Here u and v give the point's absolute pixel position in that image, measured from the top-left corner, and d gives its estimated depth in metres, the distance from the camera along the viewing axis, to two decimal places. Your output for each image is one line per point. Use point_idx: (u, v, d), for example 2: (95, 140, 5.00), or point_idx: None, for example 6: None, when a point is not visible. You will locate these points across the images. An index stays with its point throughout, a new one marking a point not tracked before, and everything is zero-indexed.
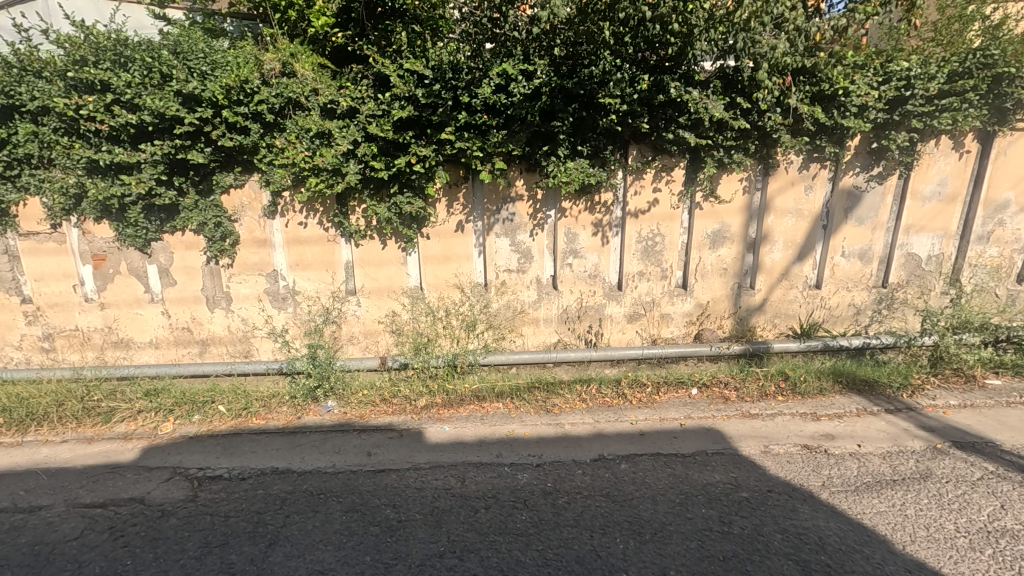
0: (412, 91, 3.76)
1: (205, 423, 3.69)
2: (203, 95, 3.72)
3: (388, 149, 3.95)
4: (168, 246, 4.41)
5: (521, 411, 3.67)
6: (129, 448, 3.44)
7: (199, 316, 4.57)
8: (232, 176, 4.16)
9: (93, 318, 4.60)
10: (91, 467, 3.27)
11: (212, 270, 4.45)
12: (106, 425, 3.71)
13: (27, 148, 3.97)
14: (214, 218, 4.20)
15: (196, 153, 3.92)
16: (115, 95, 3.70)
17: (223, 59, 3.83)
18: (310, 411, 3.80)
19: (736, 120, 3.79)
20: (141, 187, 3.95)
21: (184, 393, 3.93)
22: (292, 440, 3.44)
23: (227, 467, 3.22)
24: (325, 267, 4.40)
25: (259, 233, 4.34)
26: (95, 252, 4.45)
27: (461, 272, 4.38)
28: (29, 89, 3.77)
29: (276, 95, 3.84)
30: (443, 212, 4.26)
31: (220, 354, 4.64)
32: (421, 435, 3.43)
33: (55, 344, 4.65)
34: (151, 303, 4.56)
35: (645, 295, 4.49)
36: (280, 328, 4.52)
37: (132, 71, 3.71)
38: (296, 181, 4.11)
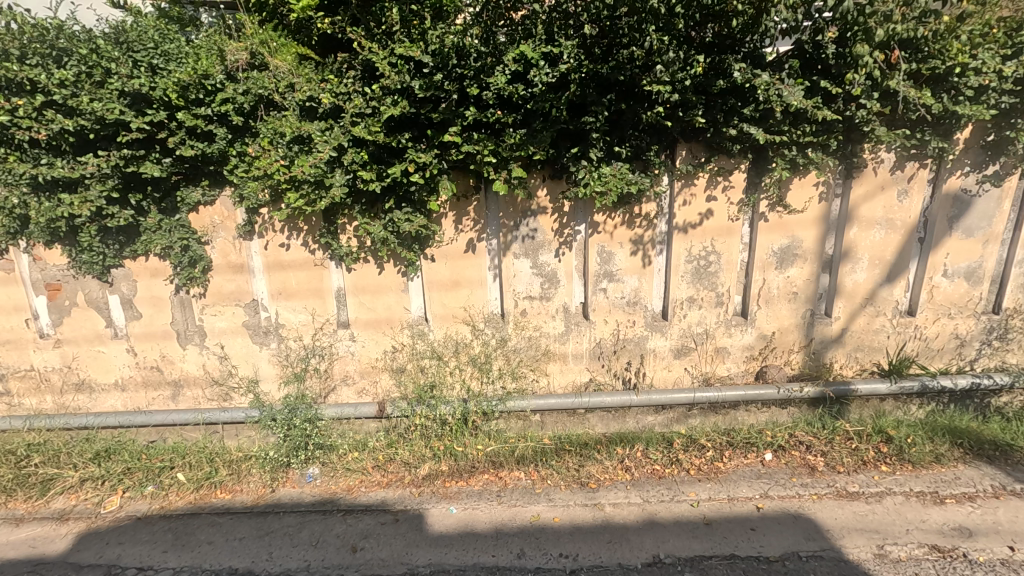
0: (407, 82, 3.02)
1: (159, 498, 3.05)
2: (152, 94, 3.07)
3: (380, 156, 3.21)
4: (130, 274, 3.67)
5: (548, 485, 2.94)
6: (62, 535, 2.83)
7: (170, 354, 3.80)
8: (200, 191, 3.45)
9: (49, 357, 3.85)
10: (9, 564, 2.66)
11: (182, 300, 3.70)
12: (42, 499, 3.11)
13: None
14: (180, 241, 3.49)
15: (150, 165, 3.25)
16: (47, 97, 3.05)
17: (177, 49, 3.16)
18: (288, 481, 3.12)
19: (818, 110, 2.98)
20: (87, 207, 3.25)
21: (140, 454, 3.28)
22: (261, 526, 2.79)
23: (175, 566, 2.58)
24: (312, 297, 3.66)
25: (233, 257, 3.61)
26: (48, 281, 3.71)
27: (472, 301, 3.63)
28: None
29: (244, 92, 3.16)
30: (449, 229, 3.51)
31: (196, 398, 3.86)
32: (422, 520, 2.75)
33: (10, 387, 3.92)
34: (114, 338, 3.80)
35: (697, 325, 3.68)
36: (261, 368, 3.78)
37: (68, 67, 3.05)
38: (275, 195, 3.39)
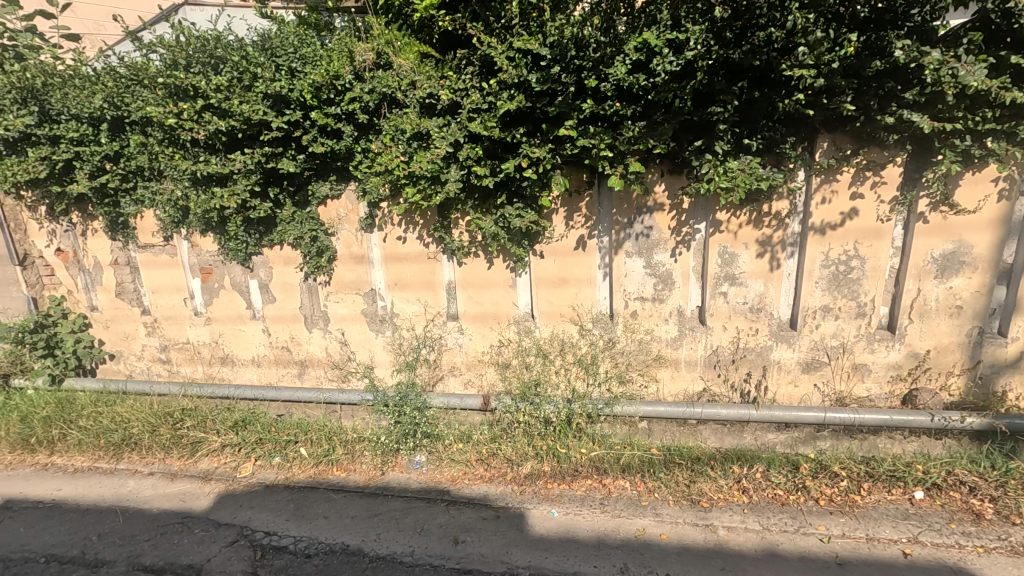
0: (523, 76, 2.98)
1: (284, 469, 3.34)
2: (291, 95, 3.31)
3: (494, 151, 3.21)
4: (268, 261, 4.01)
5: (655, 499, 2.81)
6: (205, 493, 3.20)
7: (298, 336, 4.11)
8: (328, 186, 3.69)
9: (201, 332, 4.33)
10: (164, 514, 3.04)
11: (310, 287, 3.98)
12: (191, 459, 3.53)
13: (138, 159, 3.80)
14: (310, 232, 3.74)
15: (287, 162, 3.52)
16: (205, 101, 3.41)
17: (313, 53, 3.39)
18: (396, 466, 3.26)
19: (1005, 92, 2.50)
20: (234, 200, 3.59)
21: (270, 427, 3.59)
22: (371, 506, 2.94)
23: (295, 535, 2.78)
24: (425, 289, 3.77)
25: (355, 249, 3.82)
26: (203, 265, 4.16)
27: (580, 299, 3.54)
28: (135, 99, 3.65)
29: (370, 91, 3.31)
30: (560, 225, 3.43)
31: (319, 378, 4.15)
32: (523, 520, 2.74)
33: (171, 356, 4.47)
34: (253, 319, 4.19)
35: (831, 338, 3.29)
36: (376, 354, 3.98)
37: (223, 73, 3.39)
38: (394, 190, 3.52)
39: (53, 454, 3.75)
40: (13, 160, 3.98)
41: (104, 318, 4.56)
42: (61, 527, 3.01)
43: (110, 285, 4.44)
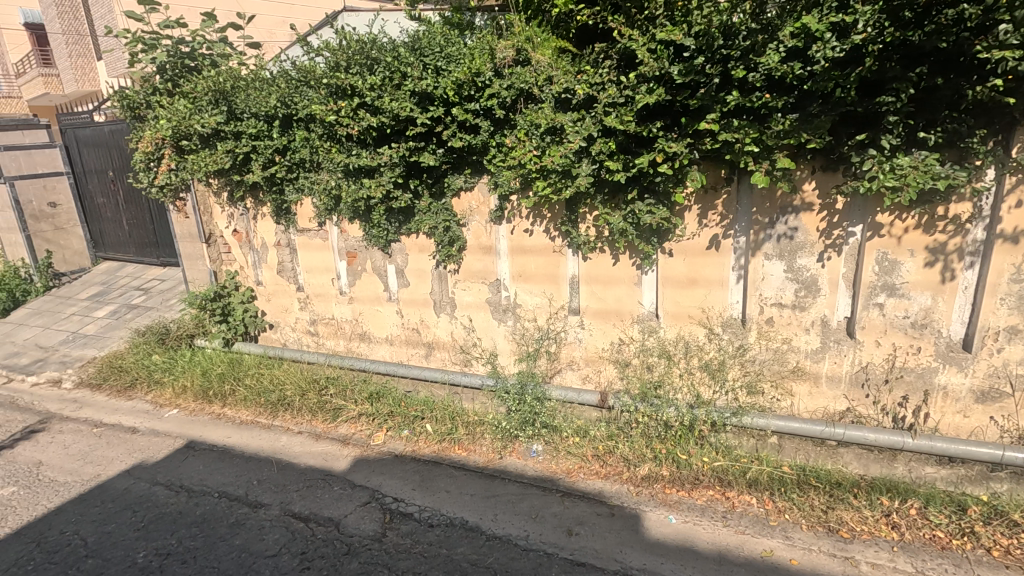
0: (664, 68, 2.87)
1: (411, 442, 3.59)
2: (435, 93, 3.52)
3: (628, 146, 3.15)
4: (404, 248, 4.30)
5: (786, 521, 2.63)
6: (344, 455, 3.54)
7: (427, 319, 4.37)
8: (463, 179, 3.87)
9: (344, 310, 4.78)
10: (310, 469, 3.42)
11: (440, 274, 4.21)
12: (333, 423, 3.92)
13: (301, 153, 4.26)
14: (444, 222, 3.97)
15: (428, 155, 3.74)
16: (361, 99, 3.73)
17: (457, 51, 3.56)
18: (513, 451, 3.37)
19: None
20: (380, 190, 3.90)
21: (400, 401, 3.88)
22: (489, 487, 3.07)
23: (420, 504, 2.99)
24: (548, 282, 3.82)
25: (484, 240, 3.97)
26: (349, 250, 4.58)
27: (710, 302, 3.37)
28: (303, 98, 4.10)
29: (508, 87, 3.41)
30: (692, 223, 3.29)
31: (444, 360, 4.39)
32: (639, 522, 2.71)
33: (318, 330, 4.99)
34: (388, 301, 4.53)
35: (1017, 365, 2.82)
36: (498, 342, 4.12)
37: (377, 73, 3.68)
38: (524, 184, 3.59)
39: (224, 406, 4.36)
40: (206, 153, 4.67)
41: (267, 293, 5.19)
42: (230, 470, 3.50)
43: (273, 263, 5.05)
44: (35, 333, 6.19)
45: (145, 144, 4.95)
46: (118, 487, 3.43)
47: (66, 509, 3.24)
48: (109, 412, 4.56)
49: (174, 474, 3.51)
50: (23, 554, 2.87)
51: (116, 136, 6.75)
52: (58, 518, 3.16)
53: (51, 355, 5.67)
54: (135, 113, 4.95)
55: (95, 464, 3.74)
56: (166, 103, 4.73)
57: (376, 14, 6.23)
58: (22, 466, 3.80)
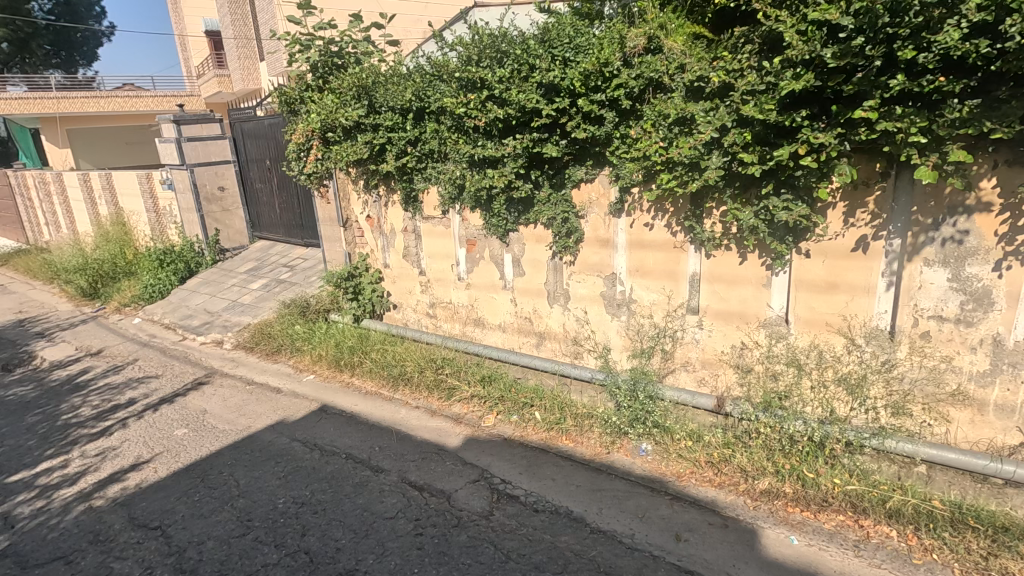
0: (815, 51, 2.61)
1: (520, 427, 3.68)
2: (562, 84, 3.52)
3: (766, 137, 2.92)
4: (522, 238, 4.38)
5: (932, 561, 2.35)
6: (456, 433, 3.71)
7: (540, 309, 4.43)
8: (584, 170, 3.83)
9: (461, 295, 4.98)
10: (425, 443, 3.63)
11: (556, 265, 4.24)
12: (447, 401, 4.13)
13: (431, 143, 4.50)
14: (563, 213, 3.97)
15: (551, 147, 3.76)
16: (489, 92, 3.85)
17: (586, 41, 3.52)
18: (621, 448, 3.32)
19: None
20: (502, 180, 4.00)
21: (510, 387, 3.98)
22: (594, 481, 3.06)
23: (526, 489, 3.06)
24: (667, 278, 3.69)
25: (602, 232, 3.91)
26: (469, 237, 4.76)
27: (851, 309, 3.05)
28: (436, 92, 4.33)
29: (637, 76, 3.31)
30: (836, 222, 2.99)
31: (554, 351, 4.42)
32: (755, 537, 2.56)
33: (436, 312, 5.26)
34: (503, 289, 4.64)
35: None
36: (610, 337, 4.07)
37: (506, 66, 3.77)
38: (648, 176, 3.49)
39: (352, 376, 4.77)
40: (348, 144, 5.08)
41: (393, 275, 5.57)
42: (356, 435, 3.82)
43: (400, 248, 5.40)
44: (204, 299, 7.20)
45: (298, 136, 5.51)
46: (264, 439, 3.89)
47: (224, 452, 3.74)
48: (258, 373, 5.19)
49: (309, 433, 3.91)
50: (191, 486, 3.37)
51: (274, 129, 7.57)
52: (217, 459, 3.66)
53: (215, 319, 6.56)
54: (291, 107, 5.52)
55: (246, 417, 4.27)
56: (316, 98, 5.21)
57: (506, 8, 6.38)
58: (191, 412, 4.45)
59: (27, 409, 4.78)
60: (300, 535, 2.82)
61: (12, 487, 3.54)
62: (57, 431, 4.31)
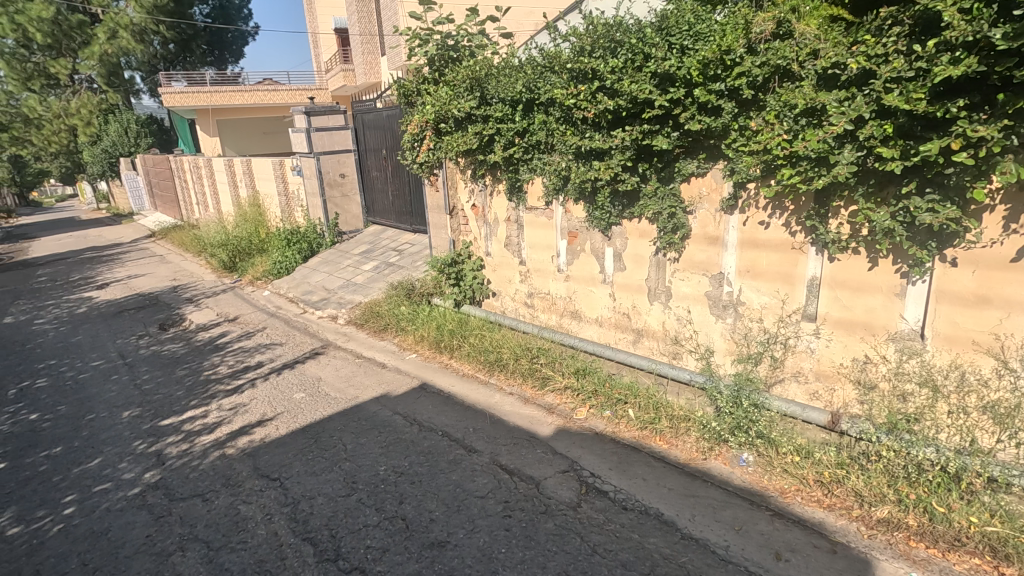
0: (982, 33, 2.29)
1: (613, 423, 3.64)
2: (678, 73, 3.39)
3: (911, 130, 2.63)
4: (625, 232, 4.29)
5: None
6: (548, 423, 3.75)
7: (640, 305, 4.32)
8: (695, 164, 3.66)
9: (560, 287, 5.00)
10: (517, 429, 3.71)
11: (659, 261, 4.11)
12: (540, 391, 4.17)
13: (538, 135, 4.52)
14: (669, 208, 3.81)
15: (661, 139, 3.62)
16: (600, 83, 3.80)
17: (707, 28, 3.35)
18: (719, 455, 3.18)
19: None
20: (608, 172, 3.93)
21: (604, 381, 3.95)
22: (688, 486, 2.96)
23: (615, 485, 3.03)
24: (781, 281, 3.44)
25: (711, 229, 3.73)
26: (571, 229, 4.74)
27: (1005, 328, 2.68)
28: (545, 83, 4.34)
29: (761, 64, 3.10)
30: (993, 228, 2.63)
31: (652, 349, 4.31)
32: (867, 568, 2.35)
33: (534, 302, 5.32)
34: (602, 283, 4.59)
35: None
36: (713, 338, 3.89)
37: (620, 56, 3.70)
38: (767, 171, 3.27)
39: (451, 358, 4.97)
40: (458, 135, 5.26)
41: (493, 263, 5.70)
42: (452, 414, 3.99)
43: (502, 237, 5.51)
44: (323, 277, 7.84)
45: (413, 126, 5.80)
46: (370, 409, 4.18)
47: (335, 418, 4.07)
48: (367, 348, 5.57)
49: (409, 408, 4.14)
50: (306, 445, 3.71)
51: (391, 120, 8.01)
52: (329, 424, 3.99)
53: (332, 295, 7.12)
54: (408, 99, 5.80)
55: (355, 388, 4.61)
56: (432, 91, 5.44)
57: None
58: (308, 379, 4.88)
59: (177, 364, 5.51)
60: (398, 502, 3.01)
61: (165, 429, 4.11)
62: (200, 385, 4.92)
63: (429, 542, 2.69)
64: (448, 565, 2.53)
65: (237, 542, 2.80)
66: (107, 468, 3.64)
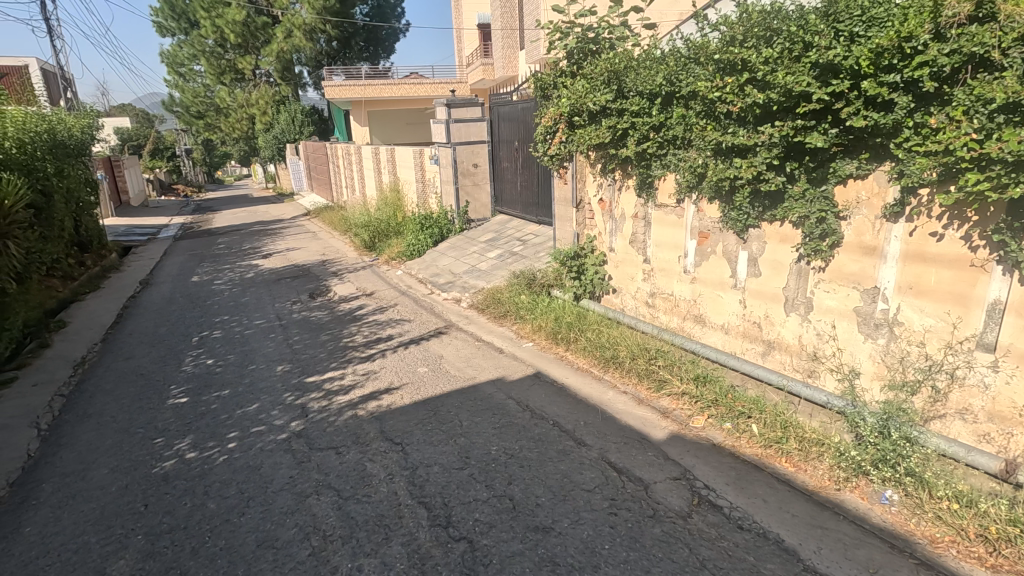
0: None
1: (733, 436, 3.44)
2: (843, 64, 3.06)
3: None
4: (763, 235, 3.98)
5: None
6: (661, 427, 3.64)
7: (774, 315, 4.01)
8: (855, 164, 3.28)
9: (685, 289, 4.80)
10: (629, 429, 3.65)
11: (801, 270, 3.76)
12: (656, 393, 4.06)
13: (675, 130, 4.34)
14: (819, 212, 3.48)
15: (816, 136, 3.30)
16: (750, 74, 3.56)
17: (885, 12, 2.97)
18: (856, 488, 2.88)
19: None
20: (750, 171, 3.68)
21: (726, 392, 3.74)
22: (815, 516, 2.72)
23: (731, 501, 2.87)
24: (952, 302, 2.99)
25: (867, 238, 3.34)
26: (702, 230, 4.51)
27: None
28: (688, 76, 4.16)
29: (951, 52, 2.69)
30: None
31: (783, 363, 3.99)
32: None
33: (655, 303, 5.16)
34: (732, 288, 4.32)
35: None
36: (859, 360, 3.50)
37: (775, 45, 3.43)
38: (946, 175, 2.85)
39: (567, 350, 5.00)
40: (592, 128, 5.22)
41: (616, 259, 5.62)
42: (563, 406, 4.02)
43: (628, 234, 5.41)
44: (450, 261, 8.26)
45: (547, 119, 5.86)
46: (485, 391, 4.36)
47: (453, 395, 4.29)
48: (486, 332, 5.80)
49: (523, 394, 4.25)
50: (426, 417, 3.96)
51: (526, 113, 8.16)
52: (448, 399, 4.23)
53: (457, 279, 7.49)
54: (543, 92, 5.86)
55: (472, 369, 4.83)
56: (568, 84, 5.44)
57: None
58: (431, 355, 5.20)
59: (322, 329, 6.15)
60: (506, 482, 3.11)
61: (309, 386, 4.62)
62: (339, 350, 5.46)
63: (534, 525, 2.75)
64: (551, 551, 2.58)
65: (362, 495, 3.09)
66: (262, 413, 4.19)
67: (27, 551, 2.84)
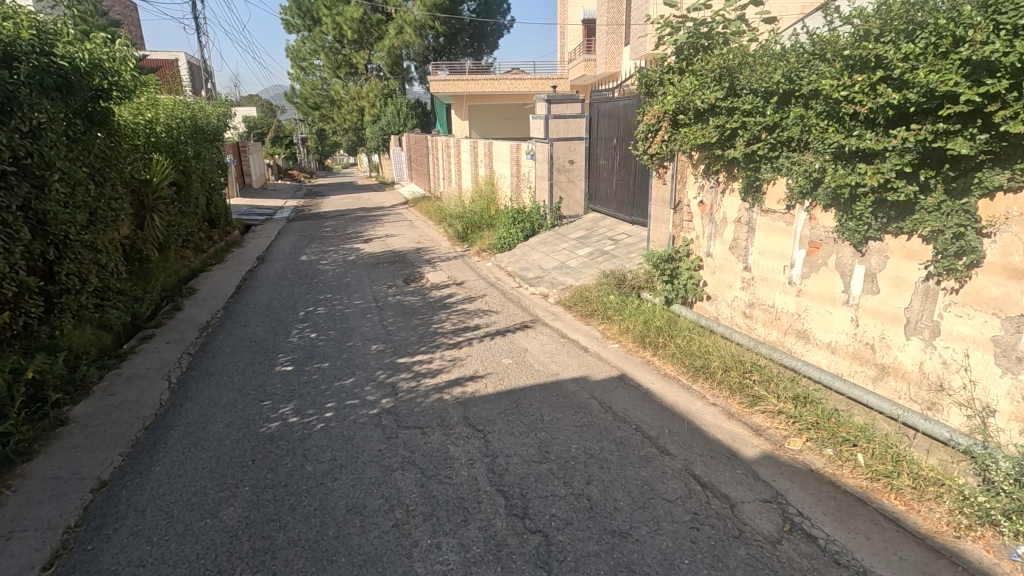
0: None
1: (833, 464, 3.19)
2: (1002, 61, 2.70)
3: None
4: (885, 249, 3.62)
5: None
6: (753, 444, 3.45)
7: (891, 337, 3.65)
8: (1007, 175, 2.87)
9: (788, 301, 4.49)
10: (717, 442, 3.49)
11: (929, 290, 3.38)
12: (748, 409, 3.85)
13: (790, 131, 4.05)
14: (955, 227, 3.08)
15: (961, 142, 2.94)
16: (885, 72, 3.26)
17: None
18: (980, 539, 2.57)
19: None
20: (876, 178, 3.37)
21: (830, 415, 3.48)
22: (926, 564, 2.45)
23: (827, 533, 2.66)
24: None
25: (1016, 259, 2.91)
26: (813, 239, 4.19)
27: None
28: (810, 73, 3.89)
29: None
30: None
31: (899, 391, 3.64)
32: None
33: (754, 313, 4.90)
34: (844, 305, 3.99)
35: None
36: (994, 396, 3.11)
37: (918, 40, 3.11)
38: None
39: (654, 355, 4.87)
40: (698, 127, 5.02)
41: (714, 265, 5.38)
42: (648, 411, 3.93)
43: (728, 239, 5.15)
44: (540, 256, 8.30)
45: (650, 117, 5.69)
46: (568, 388, 4.36)
47: (536, 389, 4.33)
48: (571, 330, 5.78)
49: (606, 395, 4.20)
50: (508, 408, 4.03)
51: (627, 111, 7.99)
52: (530, 393, 4.27)
53: (546, 275, 7.51)
54: (648, 89, 5.69)
55: (556, 365, 4.84)
56: (675, 81, 5.24)
57: None
58: (516, 348, 5.27)
59: (414, 314, 6.43)
60: (585, 481, 3.09)
61: (400, 366, 4.85)
62: (429, 335, 5.68)
63: (611, 528, 2.72)
64: (627, 556, 2.53)
65: (444, 476, 3.20)
66: (356, 388, 4.45)
67: (157, 488, 3.23)
